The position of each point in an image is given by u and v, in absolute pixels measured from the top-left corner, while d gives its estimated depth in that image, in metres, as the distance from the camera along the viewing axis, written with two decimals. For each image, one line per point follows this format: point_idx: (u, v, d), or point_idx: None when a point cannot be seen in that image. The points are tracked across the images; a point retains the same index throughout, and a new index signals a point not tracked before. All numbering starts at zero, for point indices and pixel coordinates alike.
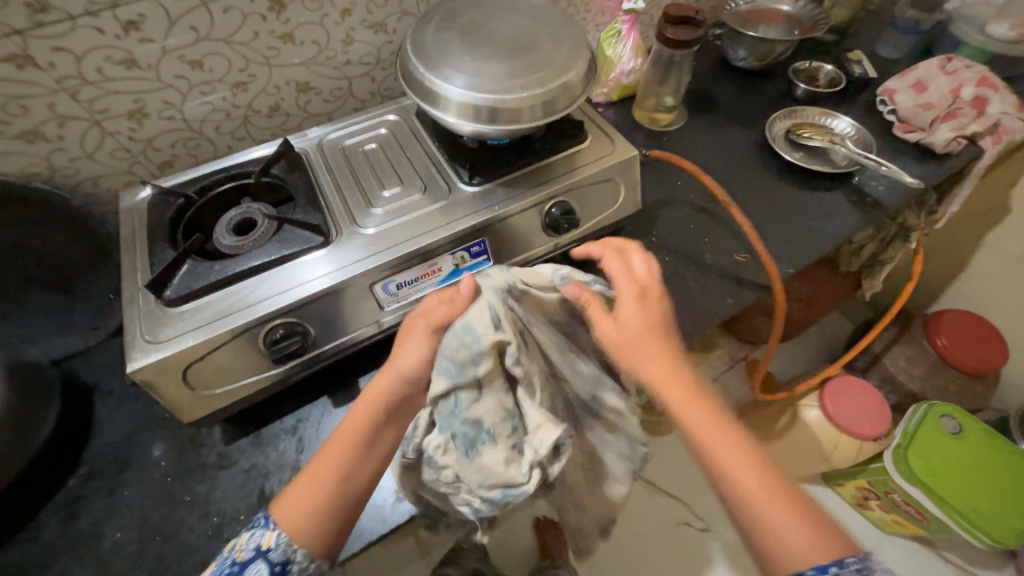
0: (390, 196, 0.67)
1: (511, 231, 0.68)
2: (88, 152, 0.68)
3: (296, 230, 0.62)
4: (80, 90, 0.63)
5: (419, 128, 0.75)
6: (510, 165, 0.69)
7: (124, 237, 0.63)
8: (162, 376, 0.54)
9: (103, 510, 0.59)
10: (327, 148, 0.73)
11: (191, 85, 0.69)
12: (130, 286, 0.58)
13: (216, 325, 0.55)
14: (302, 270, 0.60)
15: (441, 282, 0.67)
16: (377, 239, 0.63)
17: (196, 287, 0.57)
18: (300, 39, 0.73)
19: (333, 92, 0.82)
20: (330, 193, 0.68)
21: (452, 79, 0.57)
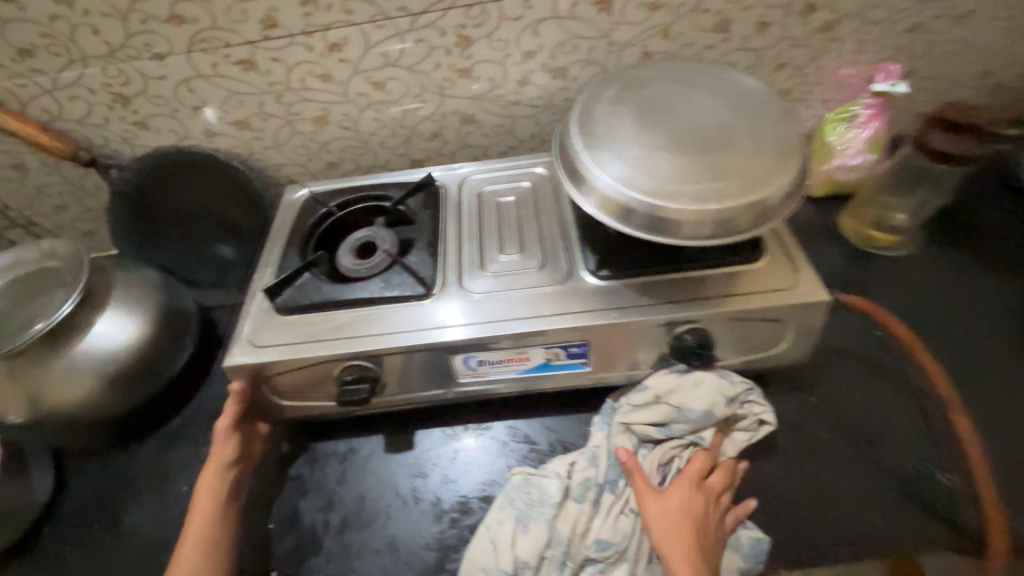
0: (505, 261, 0.61)
1: (624, 343, 0.56)
2: (278, 144, 0.77)
3: (404, 273, 0.60)
4: (284, 94, 0.71)
5: (563, 191, 0.67)
6: (650, 267, 0.57)
7: (272, 230, 0.69)
8: (248, 374, 0.57)
9: (184, 458, 0.67)
10: (465, 190, 0.70)
11: (369, 103, 0.73)
12: (259, 279, 0.63)
13: (303, 346, 0.56)
14: (394, 317, 0.58)
15: (524, 372, 0.58)
16: (475, 306, 0.57)
17: (302, 303, 0.59)
18: (477, 75, 0.71)
19: (495, 128, 0.78)
20: (450, 240, 0.65)
21: (609, 167, 0.48)
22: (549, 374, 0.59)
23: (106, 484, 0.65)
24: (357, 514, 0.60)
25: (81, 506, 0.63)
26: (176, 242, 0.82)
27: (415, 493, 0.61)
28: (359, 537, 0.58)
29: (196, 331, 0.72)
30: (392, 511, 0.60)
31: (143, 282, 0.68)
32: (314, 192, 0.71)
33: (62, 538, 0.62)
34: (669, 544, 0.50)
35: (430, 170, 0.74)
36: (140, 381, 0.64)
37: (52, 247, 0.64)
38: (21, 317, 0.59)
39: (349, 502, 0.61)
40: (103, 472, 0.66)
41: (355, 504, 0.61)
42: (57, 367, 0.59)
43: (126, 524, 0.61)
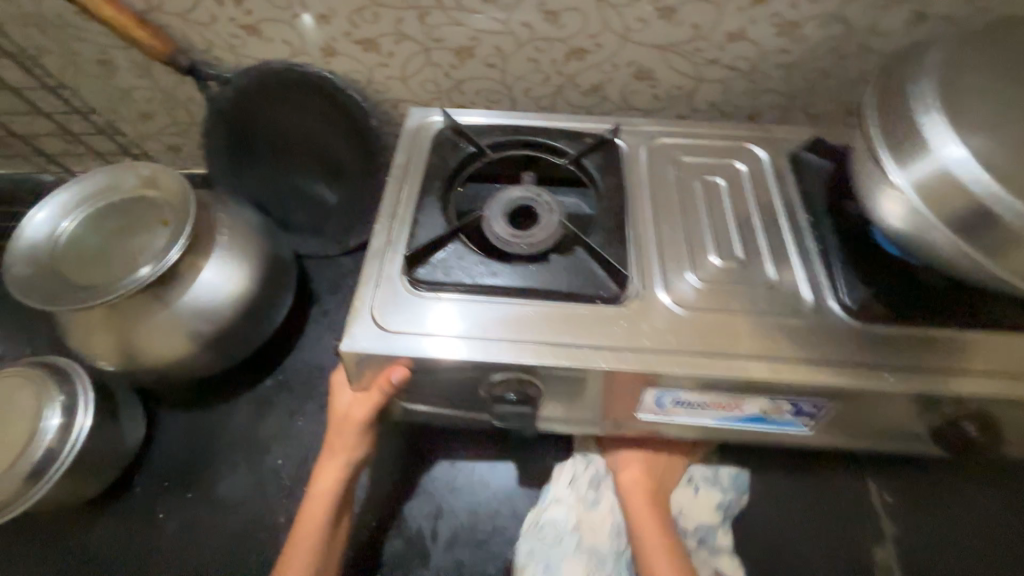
0: (726, 270, 0.43)
1: (872, 418, 0.40)
2: (405, 76, 0.63)
3: (592, 263, 0.43)
4: (430, 12, 0.56)
5: (792, 186, 0.49)
6: (933, 316, 0.40)
7: (397, 167, 0.51)
8: (367, 369, 0.41)
9: (279, 428, 0.62)
10: (657, 157, 0.52)
11: (530, 38, 0.57)
12: (383, 237, 0.46)
13: (451, 344, 0.39)
14: (582, 325, 0.40)
15: (725, 421, 0.41)
16: (690, 327, 0.39)
17: (449, 281, 0.42)
18: (680, 18, 0.54)
19: (671, 90, 0.62)
20: (641, 224, 0.46)
21: (969, 136, 0.32)
22: (753, 428, 0.41)
23: (199, 441, 0.61)
24: (470, 531, 0.53)
25: (173, 462, 0.60)
26: (271, 176, 0.72)
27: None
28: (473, 558, 0.52)
29: (292, 275, 0.64)
30: (512, 538, 0.53)
31: (245, 227, 0.59)
32: (455, 123, 0.53)
33: (153, 493, 0.58)
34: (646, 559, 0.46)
35: (608, 121, 0.55)
36: (240, 331, 0.58)
37: (151, 173, 0.54)
38: (121, 256, 0.51)
39: (463, 516, 0.54)
40: (196, 427, 0.62)
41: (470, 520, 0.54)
42: (161, 322, 0.52)
43: (219, 492, 0.58)
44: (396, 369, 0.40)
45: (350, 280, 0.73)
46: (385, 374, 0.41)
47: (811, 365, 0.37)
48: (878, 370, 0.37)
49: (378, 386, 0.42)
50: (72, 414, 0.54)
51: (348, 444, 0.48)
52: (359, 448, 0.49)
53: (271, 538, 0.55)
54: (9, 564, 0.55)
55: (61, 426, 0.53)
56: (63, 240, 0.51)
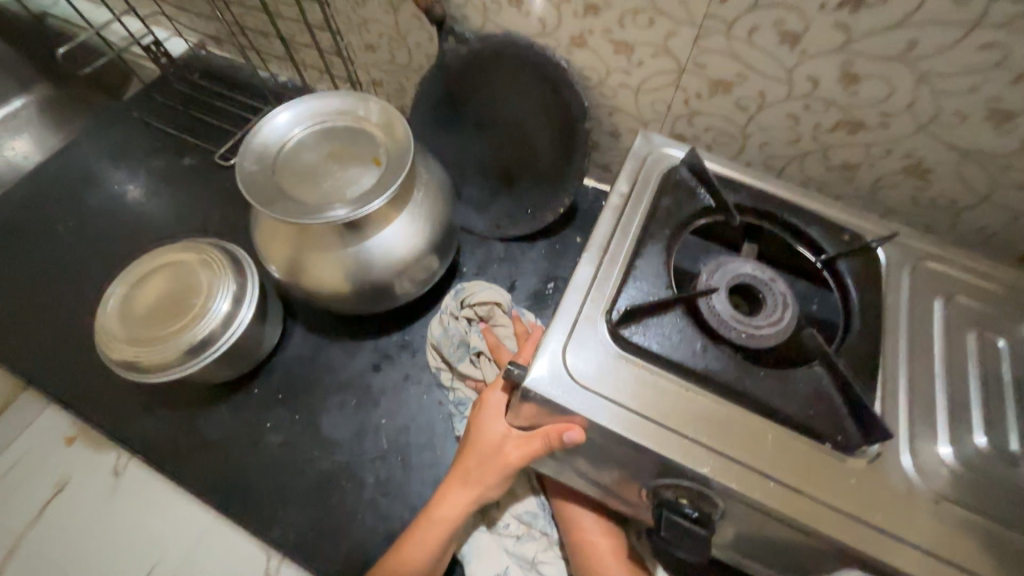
0: (986, 457, 0.37)
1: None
2: (641, 89, 0.59)
3: (834, 391, 0.37)
4: (709, 36, 0.50)
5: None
6: None
7: (616, 199, 0.47)
8: (540, 414, 0.40)
9: (392, 387, 0.62)
10: (924, 284, 0.44)
11: (807, 94, 0.50)
12: (590, 270, 0.43)
13: (647, 427, 0.37)
14: (803, 468, 0.36)
15: None
16: (916, 518, 0.35)
17: (659, 356, 0.38)
18: (1013, 129, 0.44)
19: (938, 198, 0.53)
20: (893, 365, 0.40)
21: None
22: None
23: (320, 367, 0.63)
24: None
25: (294, 379, 0.62)
26: (461, 141, 0.71)
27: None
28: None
29: (454, 242, 0.62)
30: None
31: (434, 188, 0.58)
32: (699, 164, 0.46)
33: (269, 401, 0.61)
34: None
35: (863, 219, 0.48)
36: (399, 285, 0.58)
37: (380, 112, 0.55)
38: (332, 181, 0.52)
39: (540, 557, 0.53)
40: (321, 353, 0.64)
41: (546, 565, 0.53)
42: (342, 256, 0.53)
43: (323, 427, 0.59)
44: (573, 429, 0.38)
45: (497, 265, 0.72)
46: (558, 427, 0.39)
47: None
48: None
49: (546, 437, 0.40)
50: (238, 305, 0.56)
51: (487, 482, 0.45)
52: (492, 487, 0.45)
53: (355, 492, 0.56)
54: (148, 413, 0.62)
55: (226, 313, 0.55)
56: (287, 149, 0.53)
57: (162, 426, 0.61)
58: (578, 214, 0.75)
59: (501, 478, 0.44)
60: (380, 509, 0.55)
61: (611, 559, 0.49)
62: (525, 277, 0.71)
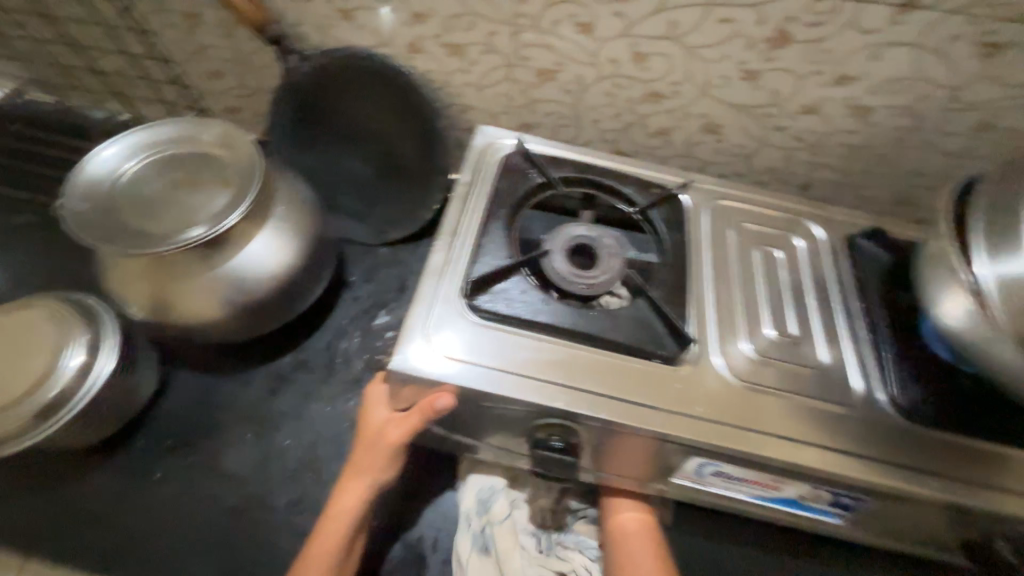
0: (777, 344, 0.46)
1: (910, 512, 0.42)
2: (482, 85, 0.65)
3: (652, 316, 0.45)
4: (523, 31, 0.57)
5: (846, 267, 0.52)
6: (970, 429, 0.42)
7: (461, 186, 0.52)
8: (414, 391, 0.42)
9: (292, 407, 0.61)
10: (719, 219, 0.54)
11: (613, 74, 0.59)
12: (442, 255, 0.47)
13: (506, 378, 0.41)
14: (638, 385, 0.42)
15: (760, 497, 0.45)
16: (729, 403, 0.42)
17: (509, 316, 0.44)
18: (762, 83, 0.56)
19: (734, 147, 0.64)
20: (701, 288, 0.49)
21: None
22: (786, 509, 0.46)
23: (210, 404, 0.60)
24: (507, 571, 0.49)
25: (182, 422, 0.59)
26: (327, 157, 0.72)
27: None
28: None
29: (333, 255, 0.63)
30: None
31: (299, 203, 0.59)
32: (528, 153, 0.54)
33: (155, 451, 0.57)
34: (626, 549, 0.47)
35: (670, 174, 0.57)
36: (276, 304, 0.58)
37: (223, 133, 0.55)
38: (180, 210, 0.51)
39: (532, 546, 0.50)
40: (209, 390, 0.61)
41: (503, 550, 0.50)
42: (204, 281, 0.52)
43: (222, 462, 0.57)
44: (443, 396, 0.41)
45: (385, 269, 0.73)
46: (429, 399, 0.42)
47: (830, 453, 0.41)
48: (900, 468, 0.41)
49: (421, 410, 0.43)
50: (94, 355, 0.52)
51: (379, 465, 0.47)
52: (385, 471, 0.48)
53: (266, 518, 0.54)
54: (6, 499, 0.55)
55: (81, 366, 0.52)
56: (124, 180, 0.52)
57: (26, 509, 0.54)
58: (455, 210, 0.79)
59: (387, 460, 0.47)
60: (296, 527, 0.54)
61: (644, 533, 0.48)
62: (414, 276, 0.73)
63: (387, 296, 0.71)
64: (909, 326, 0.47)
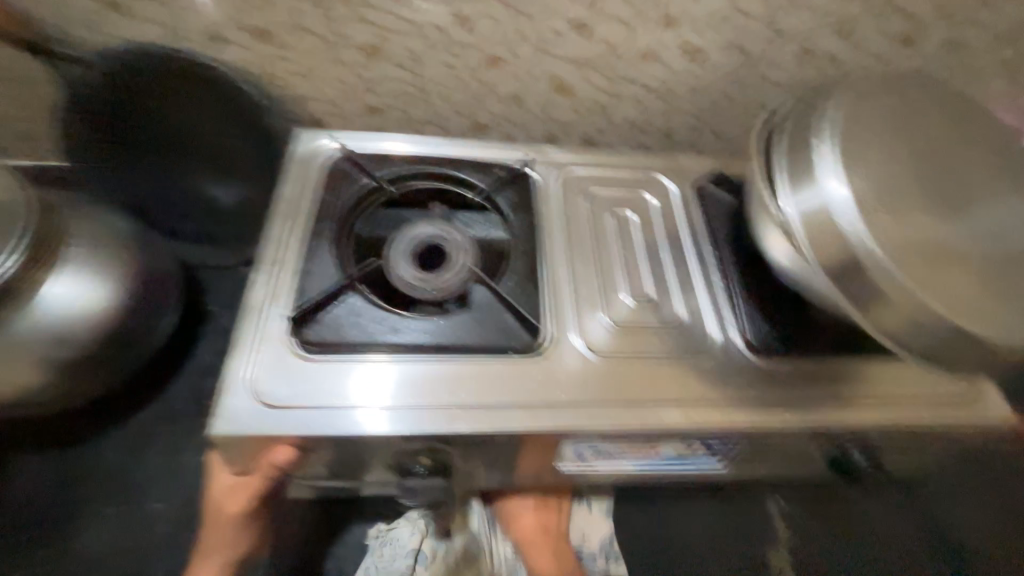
0: (636, 311, 0.47)
1: (778, 443, 0.44)
2: (308, 72, 0.58)
3: (500, 308, 0.46)
4: (332, 7, 0.52)
5: (697, 219, 0.54)
6: (819, 355, 0.45)
7: (285, 201, 0.51)
8: (247, 452, 0.40)
9: (157, 468, 0.54)
10: (570, 192, 0.55)
11: (444, 42, 0.55)
12: (265, 289, 0.45)
13: (351, 414, 0.40)
14: (498, 384, 0.42)
15: (644, 463, 0.46)
16: (595, 378, 0.43)
17: (348, 339, 0.43)
18: (593, 34, 0.54)
19: (589, 105, 0.63)
20: (558, 270, 0.49)
21: (849, 183, 0.37)
22: (672, 467, 0.47)
23: (53, 486, 0.53)
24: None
25: (22, 513, 0.51)
26: (149, 179, 0.63)
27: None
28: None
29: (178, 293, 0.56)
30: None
31: (107, 241, 0.50)
32: (351, 156, 0.53)
33: None
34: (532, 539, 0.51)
35: (515, 150, 0.57)
36: (108, 360, 0.50)
37: None
38: None
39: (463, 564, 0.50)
40: (52, 470, 0.53)
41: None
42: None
43: (79, 548, 0.50)
44: (279, 450, 0.39)
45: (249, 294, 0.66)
46: (268, 458, 0.40)
47: (695, 408, 0.42)
48: (767, 407, 0.43)
49: (262, 473, 0.42)
50: None
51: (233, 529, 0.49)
52: (243, 538, 0.50)
53: None
54: None
55: None
56: None
57: None
58: None
59: (241, 525, 0.49)
60: None
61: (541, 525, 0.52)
62: None
63: None
64: (753, 270, 0.49)
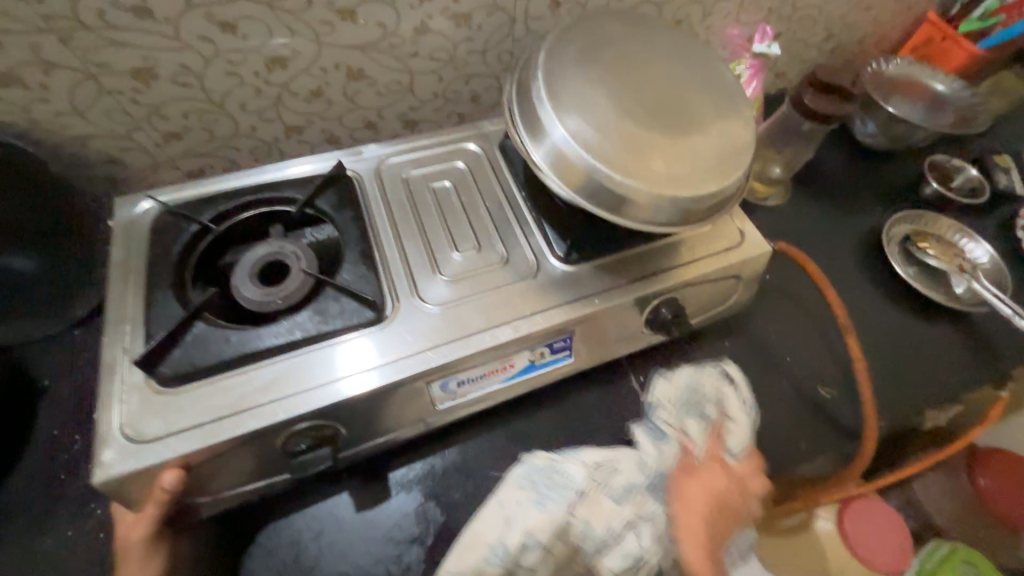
0: (465, 260, 0.56)
1: (608, 323, 0.56)
2: (78, 109, 0.55)
3: (340, 293, 0.51)
4: (74, 34, 0.49)
5: (503, 172, 0.63)
6: (615, 252, 0.57)
7: (116, 263, 0.53)
8: (134, 486, 0.43)
9: (22, 558, 0.52)
10: (387, 180, 0.61)
11: (217, 52, 0.55)
12: (113, 348, 0.47)
13: (223, 424, 0.44)
14: (353, 355, 0.48)
15: (508, 378, 0.55)
16: (438, 324, 0.51)
17: (201, 365, 0.46)
18: (363, 18, 0.58)
19: (390, 85, 0.66)
20: (393, 246, 0.56)
21: (568, 123, 0.48)
22: (534, 374, 0.56)
23: None
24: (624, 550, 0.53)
25: None
26: None
27: (401, 562, 0.53)
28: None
29: None
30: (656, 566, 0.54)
31: None
32: (169, 207, 0.55)
33: None
34: (691, 512, 0.54)
35: (335, 154, 0.63)
36: None
37: None
38: None
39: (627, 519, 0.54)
40: None
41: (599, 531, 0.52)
42: None
43: None
44: (166, 475, 0.43)
45: (90, 353, 0.63)
46: (156, 483, 0.43)
47: (525, 322, 0.52)
48: (584, 302, 0.54)
49: (153, 500, 0.44)
50: None
51: (134, 571, 0.46)
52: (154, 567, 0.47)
53: None
54: None
55: None
56: None
57: None
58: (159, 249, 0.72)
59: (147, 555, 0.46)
60: None
61: (704, 495, 0.55)
62: None
63: None
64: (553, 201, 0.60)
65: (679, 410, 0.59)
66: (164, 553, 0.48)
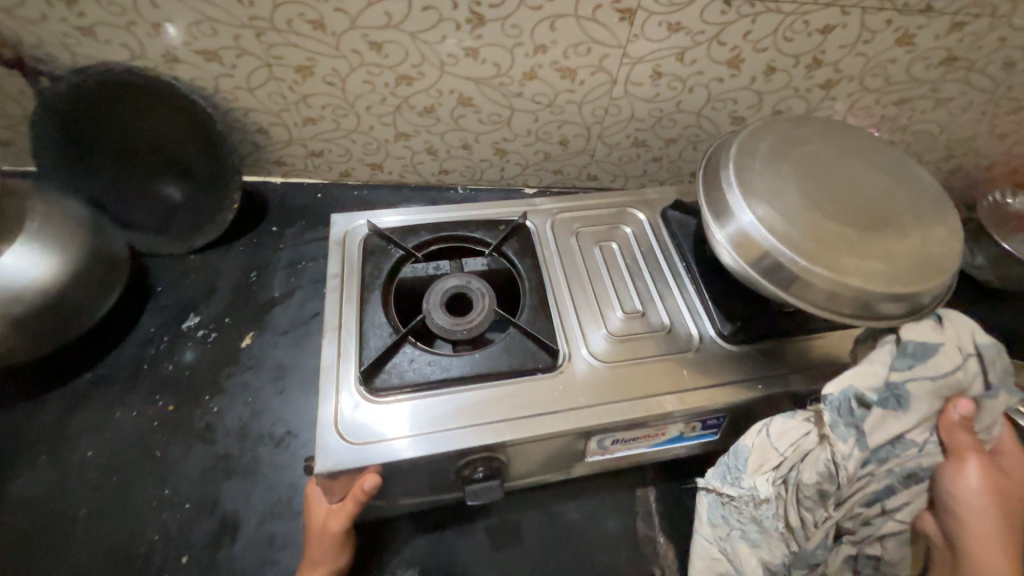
0: (627, 322, 0.59)
1: (750, 411, 0.56)
2: (250, 86, 0.70)
3: (521, 338, 0.56)
4: (265, 32, 0.63)
5: (665, 239, 0.66)
6: (777, 337, 0.57)
7: (331, 277, 0.61)
8: (342, 482, 0.50)
9: (96, 423, 0.64)
10: (560, 233, 0.66)
11: (363, 63, 0.67)
12: (335, 348, 0.55)
13: (423, 440, 0.50)
14: (527, 395, 0.53)
15: (656, 443, 0.58)
16: (602, 386, 0.54)
17: (408, 378, 0.53)
18: (483, 58, 0.67)
19: (492, 116, 0.75)
20: (560, 296, 0.61)
21: (755, 205, 0.50)
22: (679, 443, 0.59)
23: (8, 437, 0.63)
24: (781, 500, 0.51)
25: None
26: (110, 174, 0.72)
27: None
28: (742, 545, 0.52)
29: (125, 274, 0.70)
30: (860, 539, 0.51)
31: (67, 225, 0.65)
32: (381, 232, 0.64)
33: None
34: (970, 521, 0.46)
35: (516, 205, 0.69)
36: (60, 322, 0.64)
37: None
38: None
39: (820, 476, 0.48)
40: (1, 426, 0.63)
41: (756, 472, 0.51)
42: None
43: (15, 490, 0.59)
44: (369, 477, 0.49)
45: (193, 275, 0.77)
46: (359, 482, 0.49)
47: (693, 400, 0.53)
48: (748, 385, 0.54)
49: (353, 496, 0.50)
50: None
51: (328, 555, 0.53)
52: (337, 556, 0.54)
53: (69, 524, 0.57)
54: None
55: None
56: None
57: None
58: (270, 208, 0.84)
59: (336, 543, 0.53)
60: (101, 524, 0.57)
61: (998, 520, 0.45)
62: (225, 280, 0.77)
63: (196, 300, 0.74)
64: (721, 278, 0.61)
65: (960, 362, 0.46)
66: (348, 543, 0.55)
